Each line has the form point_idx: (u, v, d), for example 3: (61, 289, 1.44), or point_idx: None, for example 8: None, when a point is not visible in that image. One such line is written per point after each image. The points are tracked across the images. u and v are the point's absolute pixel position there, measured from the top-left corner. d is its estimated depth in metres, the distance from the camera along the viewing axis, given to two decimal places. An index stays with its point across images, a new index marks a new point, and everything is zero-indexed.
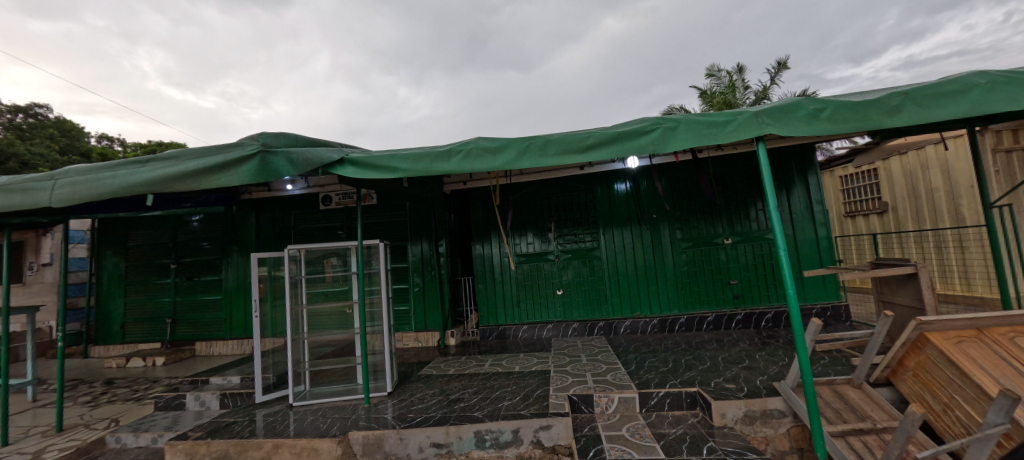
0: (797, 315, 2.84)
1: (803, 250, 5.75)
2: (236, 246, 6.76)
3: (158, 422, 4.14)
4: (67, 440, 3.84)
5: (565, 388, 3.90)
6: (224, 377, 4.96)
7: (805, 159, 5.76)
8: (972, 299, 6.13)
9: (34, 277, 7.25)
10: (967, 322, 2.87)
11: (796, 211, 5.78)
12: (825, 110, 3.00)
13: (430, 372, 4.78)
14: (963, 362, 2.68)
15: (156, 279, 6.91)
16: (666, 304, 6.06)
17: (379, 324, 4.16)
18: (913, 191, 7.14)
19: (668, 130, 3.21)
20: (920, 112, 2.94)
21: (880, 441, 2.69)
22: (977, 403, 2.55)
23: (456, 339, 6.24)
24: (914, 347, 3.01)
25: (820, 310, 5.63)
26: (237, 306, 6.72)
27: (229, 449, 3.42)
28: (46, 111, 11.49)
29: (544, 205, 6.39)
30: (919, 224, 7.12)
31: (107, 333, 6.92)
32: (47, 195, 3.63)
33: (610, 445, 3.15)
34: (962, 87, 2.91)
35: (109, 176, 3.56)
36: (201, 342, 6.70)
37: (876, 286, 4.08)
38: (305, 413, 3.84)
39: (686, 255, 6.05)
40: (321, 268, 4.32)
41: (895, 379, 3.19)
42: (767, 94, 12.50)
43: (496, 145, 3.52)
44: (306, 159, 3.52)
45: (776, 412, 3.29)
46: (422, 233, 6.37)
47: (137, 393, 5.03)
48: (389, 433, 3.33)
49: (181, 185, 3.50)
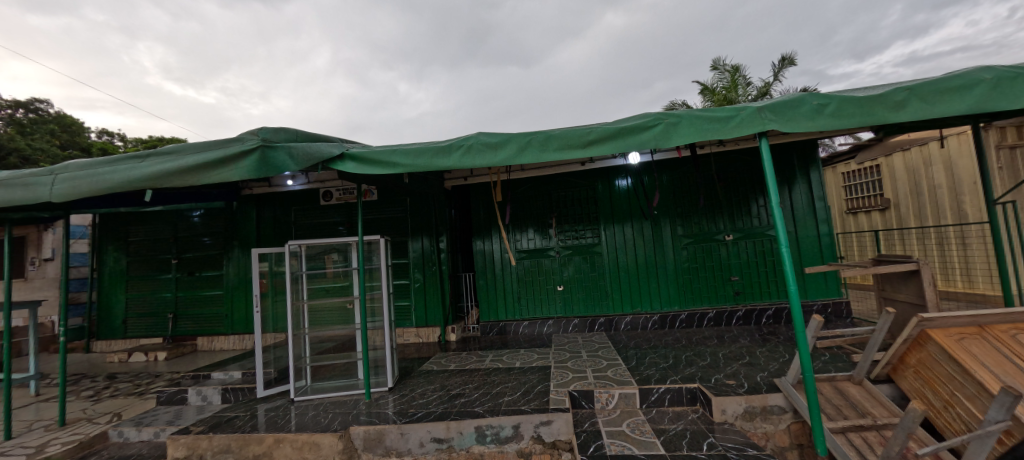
0: (798, 312, 2.83)
1: (804, 247, 5.73)
2: (236, 242, 6.76)
3: (160, 416, 4.16)
4: (69, 434, 3.86)
5: (565, 384, 3.91)
6: (225, 372, 4.97)
7: (808, 155, 5.73)
8: (974, 295, 6.16)
9: (36, 273, 7.27)
10: (969, 318, 2.86)
11: (798, 207, 5.76)
12: (829, 105, 2.97)
13: (431, 368, 4.79)
14: (964, 358, 2.68)
15: (157, 274, 6.93)
16: (666, 300, 6.06)
17: (380, 319, 4.17)
18: (915, 187, 7.12)
19: (670, 125, 3.18)
20: (926, 107, 2.91)
21: (880, 438, 2.69)
22: (978, 399, 2.54)
23: (456, 335, 6.27)
24: (915, 343, 3.01)
25: (820, 307, 5.62)
26: (238, 302, 6.73)
27: (231, 443, 3.44)
28: (46, 107, 11.45)
29: (544, 201, 6.38)
30: (921, 220, 7.10)
31: (109, 328, 6.95)
32: (47, 190, 3.63)
33: (610, 440, 3.16)
34: (967, 82, 2.88)
35: (109, 171, 3.55)
36: (203, 337, 6.73)
37: (877, 282, 4.08)
38: (307, 408, 3.85)
39: (687, 251, 6.04)
40: (322, 263, 4.31)
41: (896, 376, 3.19)
42: (770, 90, 12.43)
43: (497, 141, 3.50)
44: (306, 153, 3.50)
45: (776, 408, 3.30)
46: (422, 229, 6.37)
47: (139, 387, 5.04)
48: (390, 428, 3.34)
49: (182, 180, 3.49)
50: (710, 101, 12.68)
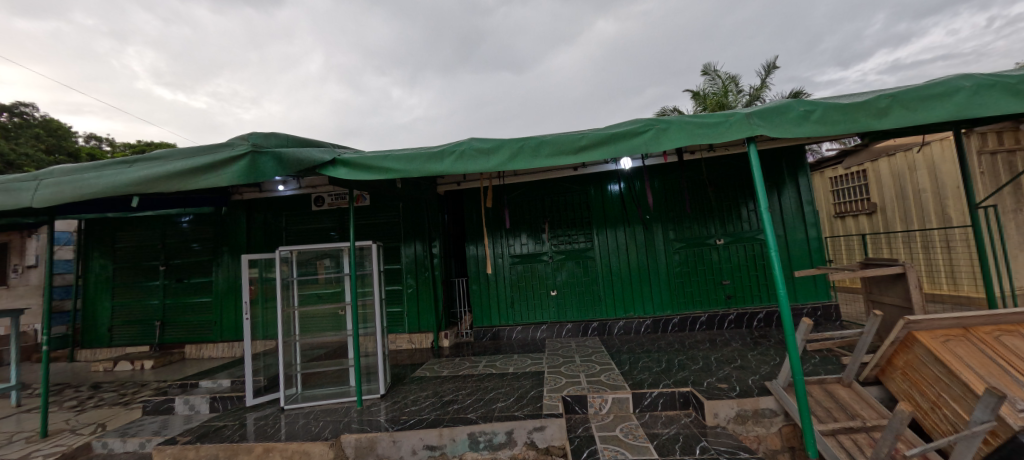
0: (787, 315, 2.86)
1: (795, 251, 5.80)
2: (227, 247, 6.67)
3: (147, 426, 4.07)
4: (51, 446, 3.77)
5: (559, 389, 3.90)
6: (214, 381, 4.89)
7: (796, 160, 5.82)
8: (959, 297, 6.26)
9: (19, 280, 7.12)
10: (955, 320, 2.89)
11: (787, 211, 5.83)
12: (815, 112, 3.03)
13: (424, 374, 4.77)
14: (950, 360, 2.72)
15: (145, 281, 6.81)
16: (659, 304, 6.09)
17: (372, 325, 4.13)
18: (901, 191, 7.25)
19: (661, 131, 3.22)
20: (908, 113, 2.97)
21: (869, 440, 2.72)
22: (964, 400, 2.59)
23: (450, 341, 6.22)
24: (902, 345, 3.05)
25: (810, 310, 5.68)
26: (227, 309, 6.64)
27: (219, 452, 3.38)
28: (31, 111, 11.29)
29: (538, 205, 6.39)
30: (907, 224, 7.23)
31: (94, 337, 6.80)
32: (30, 195, 3.56)
33: (604, 446, 3.15)
34: (948, 90, 2.95)
35: (95, 176, 3.50)
36: (191, 345, 6.62)
37: (865, 285, 4.12)
38: (297, 416, 3.80)
39: (679, 255, 6.08)
40: (314, 269, 4.28)
41: (885, 377, 3.22)
42: (760, 95, 12.65)
43: (489, 147, 3.50)
44: (296, 159, 3.49)
45: (768, 411, 3.32)
46: (416, 234, 6.35)
47: (125, 397, 4.94)
48: (382, 436, 3.31)
49: (168, 186, 3.44)
50: (702, 106, 12.85)
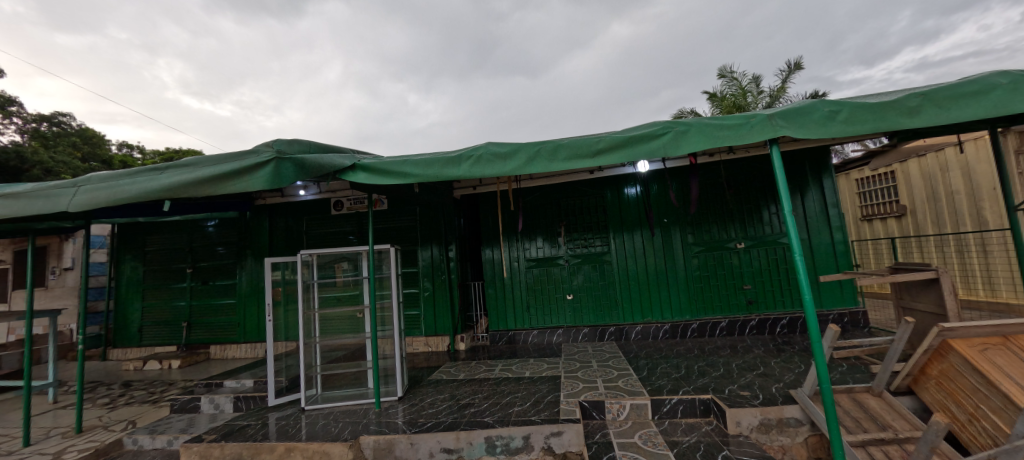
0: (814, 321, 2.71)
1: (819, 255, 5.64)
2: (250, 251, 6.86)
3: (174, 424, 4.20)
4: (85, 441, 3.92)
5: (576, 394, 3.87)
6: (237, 381, 5.02)
7: (820, 162, 5.67)
8: (997, 304, 5.95)
9: (57, 281, 7.46)
10: (993, 328, 2.77)
11: (811, 214, 5.68)
12: (841, 112, 2.94)
13: (441, 377, 4.79)
14: (989, 370, 2.59)
15: (173, 283, 7.05)
16: (677, 310, 5.99)
17: (390, 328, 4.19)
18: (932, 193, 6.99)
19: (679, 133, 3.16)
20: (941, 112, 2.86)
21: (902, 452, 2.62)
22: (1005, 413, 2.45)
23: (466, 344, 6.26)
24: (936, 354, 2.92)
25: (837, 316, 5.50)
26: (251, 310, 6.81)
27: (242, 451, 3.46)
28: (69, 120, 11.84)
29: (554, 209, 6.38)
30: (938, 226, 6.95)
31: (126, 337, 7.07)
32: (67, 201, 3.73)
33: (622, 452, 3.12)
34: (983, 87, 2.83)
35: (129, 182, 3.65)
36: (216, 346, 6.80)
37: (894, 291, 3.98)
38: (317, 417, 3.85)
39: (698, 259, 5.98)
40: (332, 272, 4.39)
41: (917, 387, 3.10)
42: (781, 95, 12.37)
43: (506, 151, 3.52)
44: (318, 164, 3.57)
45: (793, 420, 3.23)
46: (433, 237, 6.41)
47: (154, 395, 5.12)
48: (400, 438, 3.34)
49: (197, 191, 3.55)
50: (719, 108, 12.64)
